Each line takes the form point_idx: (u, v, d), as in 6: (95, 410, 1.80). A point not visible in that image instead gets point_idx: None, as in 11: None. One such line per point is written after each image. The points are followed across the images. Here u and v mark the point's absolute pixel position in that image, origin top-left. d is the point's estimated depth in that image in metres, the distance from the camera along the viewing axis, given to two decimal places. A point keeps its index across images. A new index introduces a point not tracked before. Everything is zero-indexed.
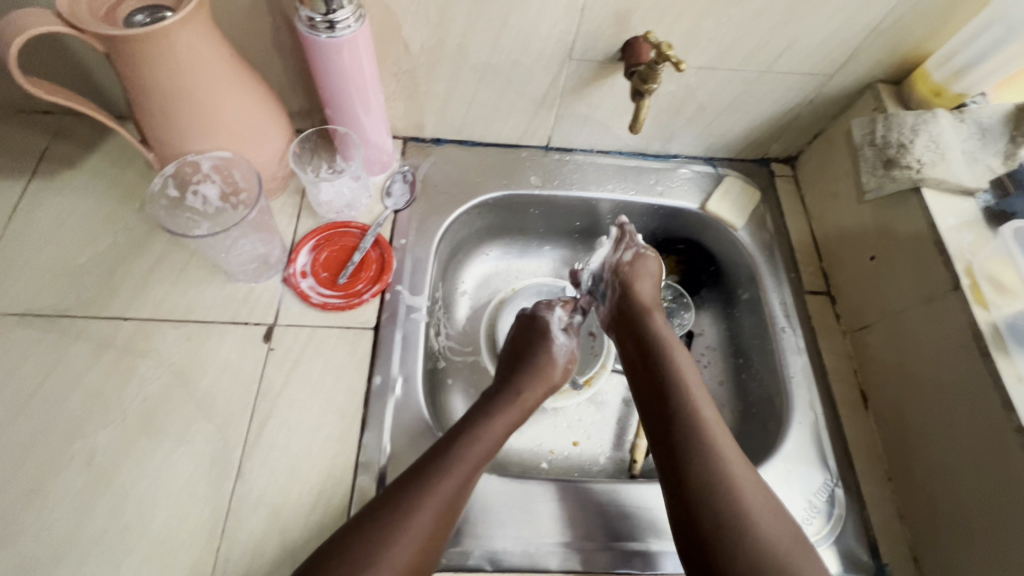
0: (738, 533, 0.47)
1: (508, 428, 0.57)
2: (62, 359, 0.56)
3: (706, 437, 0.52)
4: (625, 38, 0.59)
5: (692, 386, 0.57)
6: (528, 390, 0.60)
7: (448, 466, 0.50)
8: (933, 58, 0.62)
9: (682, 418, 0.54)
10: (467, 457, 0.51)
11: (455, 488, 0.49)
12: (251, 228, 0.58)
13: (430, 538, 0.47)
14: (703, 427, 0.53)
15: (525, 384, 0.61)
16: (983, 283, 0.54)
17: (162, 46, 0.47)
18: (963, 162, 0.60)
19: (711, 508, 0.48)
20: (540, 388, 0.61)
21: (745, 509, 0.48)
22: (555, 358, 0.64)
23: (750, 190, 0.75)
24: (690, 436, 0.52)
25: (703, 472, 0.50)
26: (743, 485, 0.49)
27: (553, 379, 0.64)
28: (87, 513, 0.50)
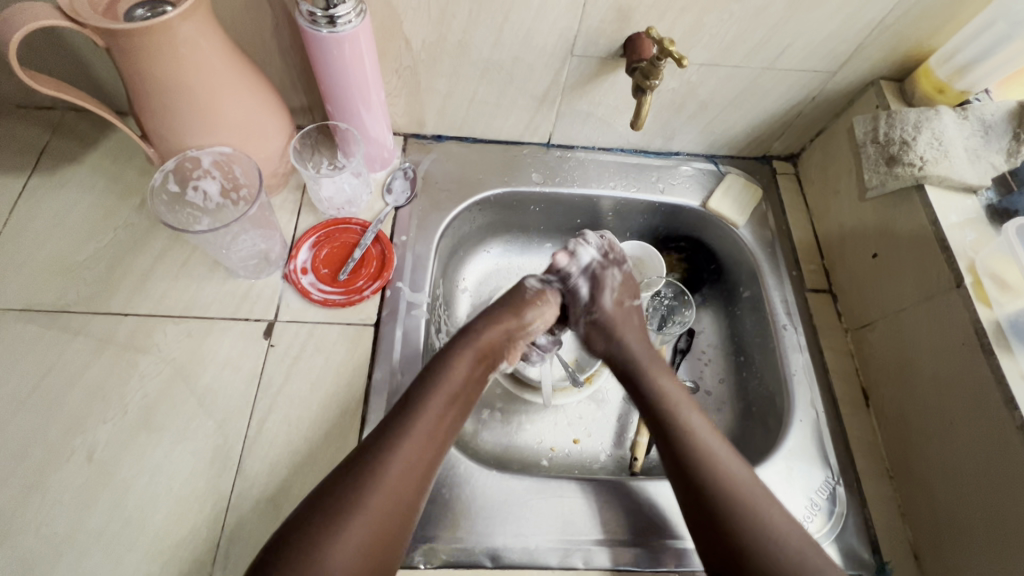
0: (771, 554, 0.47)
1: (471, 365, 0.55)
2: (62, 355, 0.56)
3: (713, 465, 0.51)
4: (627, 35, 0.59)
5: (683, 411, 0.56)
6: (486, 330, 0.58)
7: (415, 413, 0.50)
8: (935, 55, 0.62)
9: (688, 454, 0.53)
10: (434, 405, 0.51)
11: (426, 432, 0.50)
12: (251, 224, 0.58)
13: (409, 484, 0.47)
14: (706, 456, 0.52)
15: (484, 322, 0.59)
16: (986, 280, 0.54)
17: (162, 40, 0.47)
18: (966, 159, 0.60)
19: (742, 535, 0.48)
20: (501, 325, 0.58)
21: (770, 527, 0.48)
22: (524, 298, 0.61)
23: (752, 187, 0.74)
24: (697, 470, 0.51)
25: (723, 502, 0.49)
26: (762, 507, 0.49)
27: (513, 321, 0.59)
28: (87, 509, 0.50)
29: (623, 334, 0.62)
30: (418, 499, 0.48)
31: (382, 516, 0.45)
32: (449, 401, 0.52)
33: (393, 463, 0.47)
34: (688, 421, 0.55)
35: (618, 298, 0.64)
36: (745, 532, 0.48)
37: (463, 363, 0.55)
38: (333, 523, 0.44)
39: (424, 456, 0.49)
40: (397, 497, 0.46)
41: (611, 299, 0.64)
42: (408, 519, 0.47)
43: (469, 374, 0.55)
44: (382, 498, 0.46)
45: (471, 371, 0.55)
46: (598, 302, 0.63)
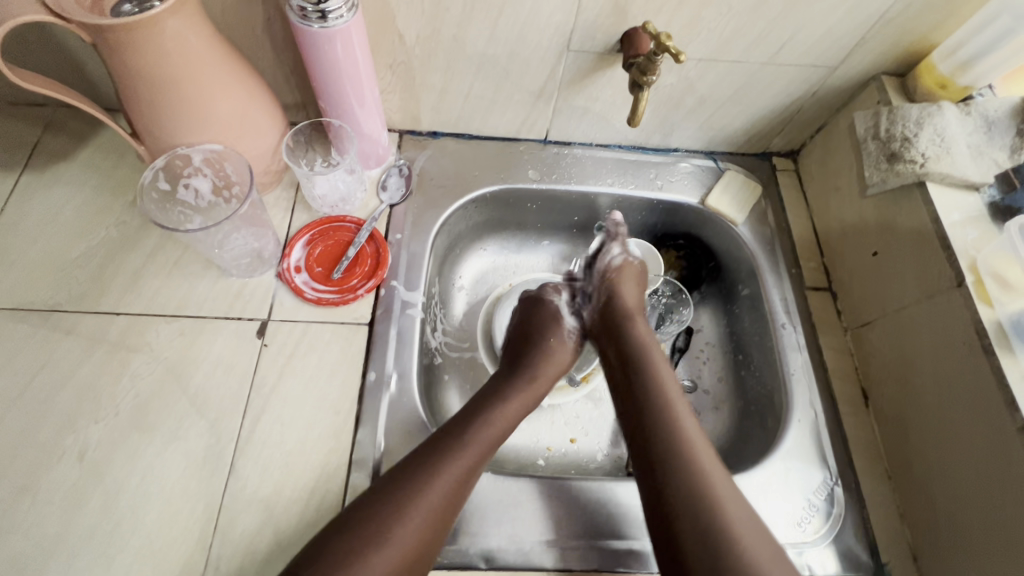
0: (721, 553, 0.43)
1: (523, 408, 0.57)
2: (53, 354, 0.56)
3: (691, 458, 0.48)
4: (624, 29, 0.58)
5: (677, 403, 0.53)
6: (541, 370, 0.60)
7: (454, 450, 0.49)
8: (938, 49, 0.61)
9: (665, 438, 0.50)
10: (477, 442, 0.51)
11: (462, 471, 0.49)
12: (243, 222, 0.57)
13: (437, 518, 0.46)
14: (683, 445, 0.49)
15: (536, 363, 0.60)
16: (987, 279, 0.53)
17: (150, 35, 0.46)
18: (969, 156, 0.59)
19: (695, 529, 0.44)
20: (555, 366, 0.61)
21: (727, 529, 0.44)
22: (562, 343, 0.63)
23: (752, 184, 0.74)
24: (672, 456, 0.49)
25: (686, 493, 0.46)
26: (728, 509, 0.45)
27: (560, 364, 0.62)
28: (79, 509, 0.50)
29: (622, 299, 0.64)
30: (443, 531, 0.47)
31: (406, 549, 0.45)
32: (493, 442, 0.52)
33: (424, 494, 0.46)
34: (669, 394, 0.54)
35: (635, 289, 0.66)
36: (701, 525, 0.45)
37: (515, 405, 0.56)
38: (355, 551, 0.43)
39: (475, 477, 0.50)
40: (428, 533, 0.46)
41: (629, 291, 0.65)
42: (428, 549, 0.46)
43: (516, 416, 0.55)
44: (409, 530, 0.45)
45: (517, 415, 0.56)
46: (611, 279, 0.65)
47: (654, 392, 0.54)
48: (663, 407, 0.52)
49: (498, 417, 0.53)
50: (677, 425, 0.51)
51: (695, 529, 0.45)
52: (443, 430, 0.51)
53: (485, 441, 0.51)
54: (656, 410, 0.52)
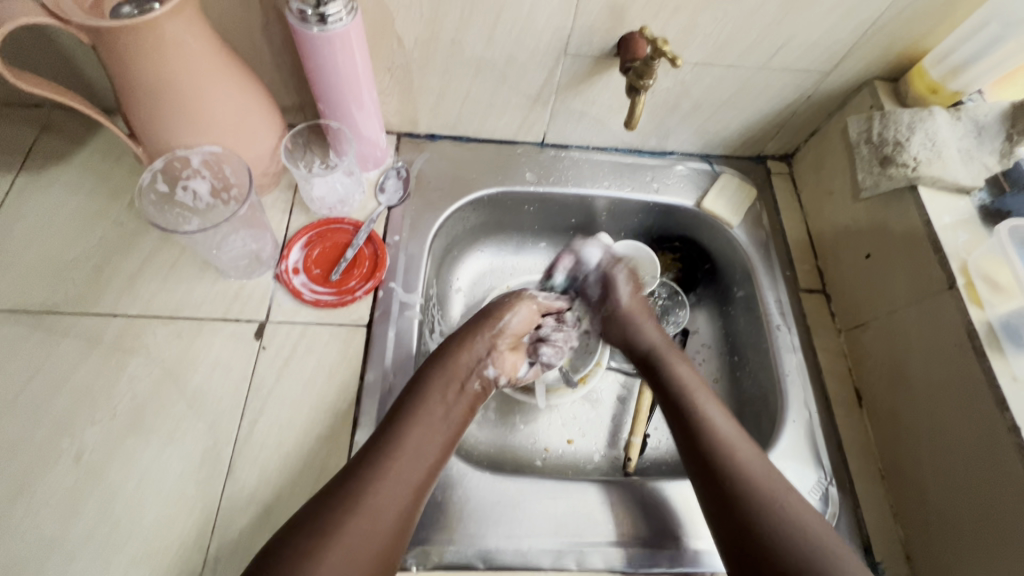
0: (793, 551, 0.46)
1: (444, 397, 0.54)
2: (49, 356, 0.56)
3: (733, 456, 0.51)
4: (621, 33, 0.59)
5: (703, 400, 0.57)
6: (454, 355, 0.57)
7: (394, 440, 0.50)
8: (929, 55, 0.62)
9: (708, 441, 0.53)
10: (412, 430, 0.51)
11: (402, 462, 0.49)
12: (242, 224, 0.57)
13: (393, 508, 0.47)
14: (723, 445, 0.52)
15: (449, 350, 0.58)
16: (978, 282, 0.54)
17: (149, 38, 0.47)
18: (960, 160, 0.60)
19: (763, 528, 0.47)
20: (471, 347, 0.59)
21: (786, 516, 0.48)
22: (481, 326, 0.61)
23: (747, 187, 0.74)
24: (718, 456, 0.52)
25: (744, 494, 0.49)
26: (784, 500, 0.49)
27: (480, 345, 0.60)
28: (75, 511, 0.49)
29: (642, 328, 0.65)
30: (408, 521, 0.48)
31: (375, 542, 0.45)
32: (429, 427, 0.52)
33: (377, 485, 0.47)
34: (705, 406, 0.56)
35: (633, 290, 0.67)
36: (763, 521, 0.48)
37: (439, 387, 0.54)
38: (317, 549, 0.43)
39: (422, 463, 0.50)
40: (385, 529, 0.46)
41: (627, 292, 0.67)
42: (400, 538, 0.47)
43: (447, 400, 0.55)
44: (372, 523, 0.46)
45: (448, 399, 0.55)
46: (614, 295, 0.66)
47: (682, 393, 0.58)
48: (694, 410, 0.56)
49: (430, 402, 0.53)
50: (712, 423, 0.54)
51: (770, 531, 0.47)
52: (384, 422, 0.52)
53: (420, 428, 0.51)
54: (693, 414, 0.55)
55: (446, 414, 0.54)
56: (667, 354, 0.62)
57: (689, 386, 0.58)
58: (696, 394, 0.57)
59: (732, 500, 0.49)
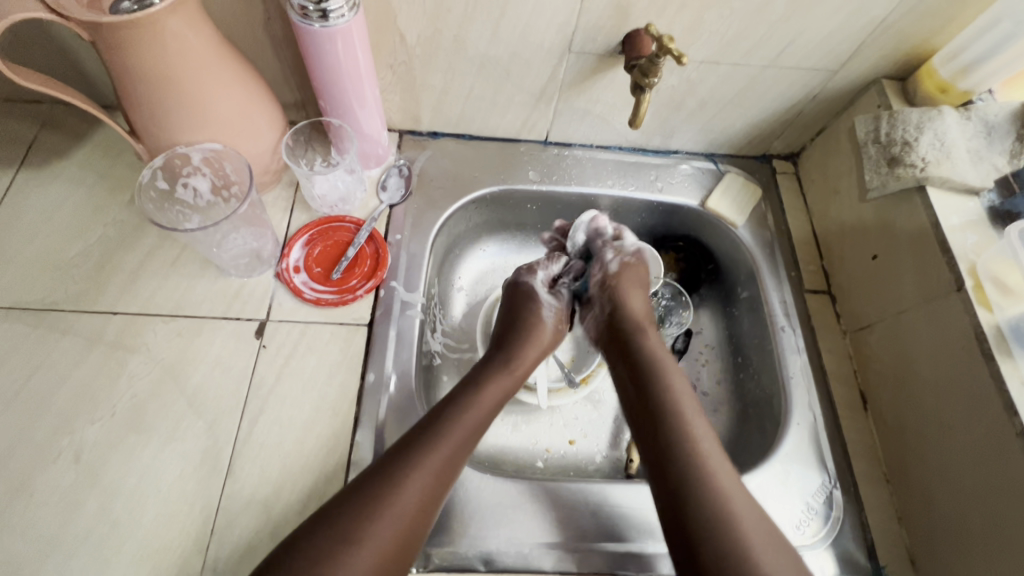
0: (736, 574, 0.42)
1: (499, 396, 0.56)
2: (49, 353, 0.55)
3: (701, 467, 0.48)
4: (626, 30, 0.58)
5: (686, 406, 0.53)
6: (522, 352, 0.60)
7: (436, 440, 0.49)
8: (938, 53, 0.61)
9: (674, 449, 0.50)
10: (454, 432, 0.50)
11: (440, 463, 0.48)
12: (243, 222, 0.57)
13: (420, 510, 0.46)
14: (692, 449, 0.49)
15: (512, 347, 0.61)
16: (987, 284, 0.53)
17: (149, 34, 0.46)
18: (968, 161, 0.59)
19: (710, 543, 0.44)
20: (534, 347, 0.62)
21: (742, 538, 0.44)
22: (544, 320, 0.64)
23: (751, 187, 0.74)
24: (682, 463, 0.49)
25: (697, 505, 0.46)
26: (742, 519, 0.45)
27: (546, 339, 0.63)
28: (75, 509, 0.49)
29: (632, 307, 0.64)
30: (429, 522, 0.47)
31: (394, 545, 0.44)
32: (470, 432, 0.51)
33: (411, 482, 0.46)
34: (685, 408, 0.53)
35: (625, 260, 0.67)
36: (712, 534, 0.44)
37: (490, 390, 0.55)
38: (345, 548, 0.42)
39: (462, 458, 0.50)
40: (412, 527, 0.45)
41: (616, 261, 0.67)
42: (417, 538, 0.46)
43: (495, 403, 0.55)
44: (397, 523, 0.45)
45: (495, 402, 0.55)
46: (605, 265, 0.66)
47: (663, 392, 0.54)
48: (673, 413, 0.52)
49: (478, 404, 0.54)
50: (687, 428, 0.51)
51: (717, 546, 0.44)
52: (425, 420, 0.51)
53: (462, 431, 0.51)
54: (668, 415, 0.52)
55: (494, 412, 0.55)
56: (658, 356, 0.58)
57: (674, 390, 0.54)
58: (679, 398, 0.54)
59: (684, 507, 0.46)
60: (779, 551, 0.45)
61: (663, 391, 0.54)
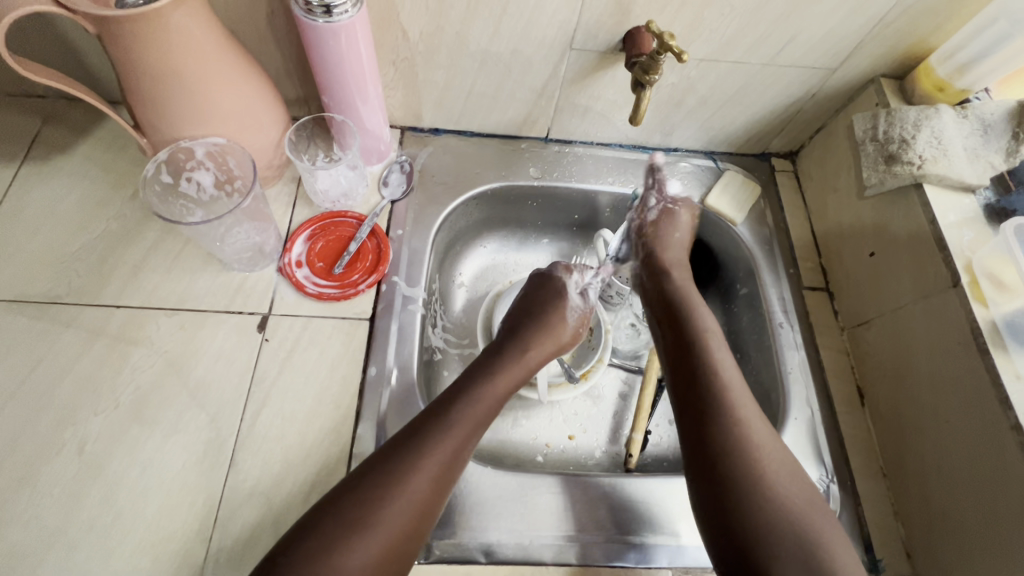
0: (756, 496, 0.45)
1: (509, 385, 0.56)
2: (52, 346, 0.56)
3: (726, 400, 0.50)
4: (627, 28, 0.59)
5: (714, 344, 0.55)
6: (529, 351, 0.60)
7: (442, 431, 0.49)
8: (936, 52, 0.62)
9: (703, 383, 0.51)
10: (461, 426, 0.50)
11: (453, 448, 0.48)
12: (246, 216, 0.57)
13: (425, 503, 0.46)
14: (720, 377, 0.52)
15: (523, 347, 0.60)
16: (983, 280, 0.54)
17: (154, 28, 0.46)
18: (965, 158, 0.59)
19: (730, 467, 0.46)
20: (547, 347, 0.61)
21: (762, 464, 0.47)
22: (565, 321, 0.64)
23: (751, 184, 0.74)
24: (704, 376, 0.52)
25: (719, 424, 0.48)
26: (762, 448, 0.47)
27: (564, 338, 0.64)
28: (78, 501, 0.50)
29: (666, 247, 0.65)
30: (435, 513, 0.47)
31: (399, 538, 0.44)
32: (478, 420, 0.52)
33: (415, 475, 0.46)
34: (712, 341, 0.55)
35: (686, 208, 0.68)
36: (735, 460, 0.47)
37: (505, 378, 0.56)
38: (347, 539, 0.42)
39: (472, 444, 0.51)
40: (415, 521, 0.45)
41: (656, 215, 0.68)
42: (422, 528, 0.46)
43: (502, 399, 0.55)
44: (402, 517, 0.45)
45: (501, 398, 0.55)
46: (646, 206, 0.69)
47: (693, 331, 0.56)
48: (698, 327, 0.56)
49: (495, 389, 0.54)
50: (713, 363, 0.53)
51: (738, 465, 0.46)
52: (432, 413, 0.50)
53: (468, 424, 0.50)
54: (696, 344, 0.55)
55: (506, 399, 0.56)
56: (687, 295, 0.60)
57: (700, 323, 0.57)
58: (709, 332, 0.56)
59: (702, 415, 0.50)
60: (796, 477, 0.47)
61: (693, 327, 0.56)
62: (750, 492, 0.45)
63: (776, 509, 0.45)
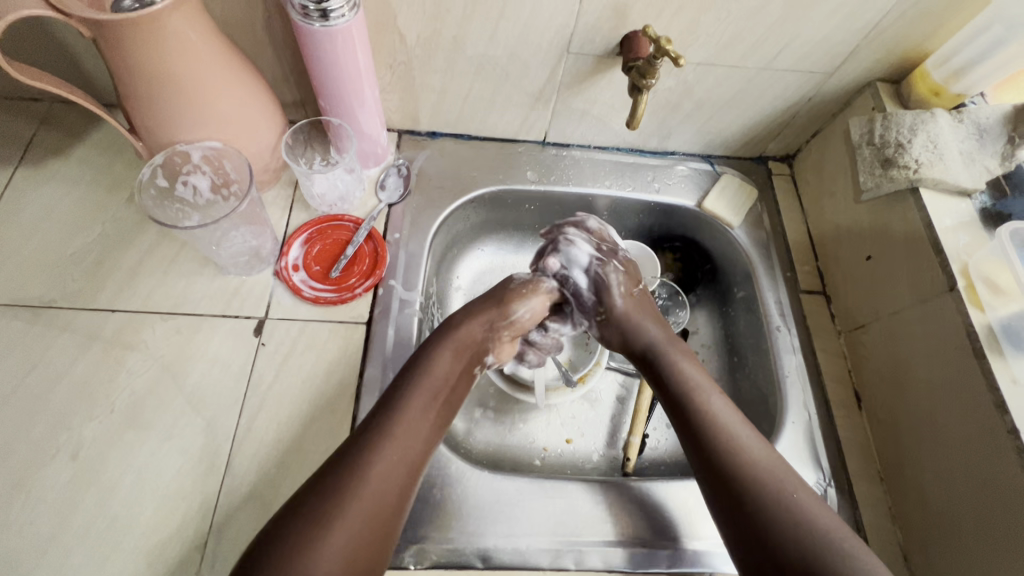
0: (790, 535, 0.44)
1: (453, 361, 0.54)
2: (46, 351, 0.55)
3: (731, 448, 0.49)
4: (624, 32, 0.59)
5: (702, 386, 0.54)
6: (464, 323, 0.56)
7: (395, 418, 0.49)
8: (932, 57, 0.62)
9: (700, 426, 0.51)
10: (414, 407, 0.50)
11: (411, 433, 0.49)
12: (243, 220, 0.57)
13: (397, 486, 0.46)
14: (713, 421, 0.51)
15: (456, 319, 0.56)
16: (979, 284, 0.54)
17: (151, 32, 0.46)
18: (961, 162, 0.60)
19: (759, 510, 0.46)
20: (484, 318, 0.57)
21: (786, 503, 0.46)
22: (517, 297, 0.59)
23: (748, 188, 0.74)
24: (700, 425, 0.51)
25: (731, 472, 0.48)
26: (782, 485, 0.47)
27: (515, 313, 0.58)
28: (72, 506, 0.49)
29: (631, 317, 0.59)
30: (405, 504, 0.47)
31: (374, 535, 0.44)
32: (431, 401, 0.51)
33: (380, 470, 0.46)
34: (701, 387, 0.54)
35: (626, 291, 0.60)
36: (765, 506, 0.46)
37: (444, 358, 0.54)
38: (317, 536, 0.41)
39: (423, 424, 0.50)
40: (385, 515, 0.45)
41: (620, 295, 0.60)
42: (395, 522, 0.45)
43: (452, 371, 0.54)
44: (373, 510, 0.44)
45: (453, 367, 0.54)
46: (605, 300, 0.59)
47: (676, 375, 0.55)
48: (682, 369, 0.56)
49: (434, 370, 0.53)
50: (706, 410, 0.52)
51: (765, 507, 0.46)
52: (384, 400, 0.51)
53: (421, 404, 0.51)
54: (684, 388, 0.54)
55: (450, 374, 0.54)
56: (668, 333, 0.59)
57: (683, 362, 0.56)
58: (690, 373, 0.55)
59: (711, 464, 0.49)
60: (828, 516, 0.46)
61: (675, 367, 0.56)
62: (785, 533, 0.44)
63: (806, 534, 0.44)
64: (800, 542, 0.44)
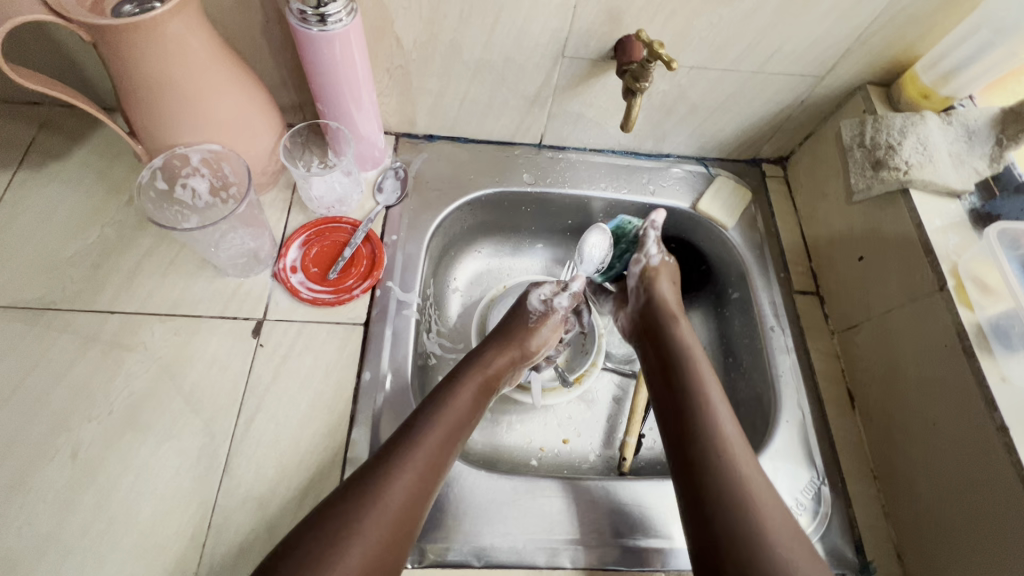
0: (734, 523, 0.47)
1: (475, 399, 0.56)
2: (45, 354, 0.56)
3: (715, 436, 0.52)
4: (619, 37, 0.59)
5: (706, 376, 0.57)
6: (494, 360, 0.60)
7: (413, 442, 0.50)
8: (921, 60, 0.63)
9: (693, 409, 0.54)
10: (432, 433, 0.51)
11: (427, 456, 0.49)
12: (241, 221, 0.57)
13: (410, 506, 0.47)
14: (706, 408, 0.54)
15: (487, 354, 0.61)
16: (968, 283, 0.55)
17: (150, 37, 0.47)
18: (950, 164, 0.61)
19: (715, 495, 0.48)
20: (508, 355, 0.61)
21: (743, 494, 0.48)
22: (534, 331, 0.64)
23: (741, 190, 0.75)
24: (693, 407, 0.54)
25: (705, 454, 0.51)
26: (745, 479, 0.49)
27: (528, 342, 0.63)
28: (71, 507, 0.50)
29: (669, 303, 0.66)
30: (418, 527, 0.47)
31: (378, 547, 0.44)
32: (450, 431, 0.52)
33: (392, 485, 0.47)
34: (705, 377, 0.57)
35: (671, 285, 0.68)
36: (728, 511, 0.47)
37: (468, 392, 0.56)
38: (329, 550, 0.42)
39: (446, 453, 0.51)
40: (391, 530, 0.45)
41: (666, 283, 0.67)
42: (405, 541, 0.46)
43: (473, 404, 0.56)
44: (381, 523, 0.45)
45: (474, 400, 0.56)
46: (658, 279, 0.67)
47: (692, 373, 0.57)
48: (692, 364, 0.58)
49: (455, 402, 0.54)
50: (709, 401, 0.55)
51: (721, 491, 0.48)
52: (404, 425, 0.52)
53: (439, 431, 0.51)
54: (688, 378, 0.57)
55: (471, 411, 0.55)
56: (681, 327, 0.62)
57: (694, 355, 0.59)
58: (701, 366, 0.58)
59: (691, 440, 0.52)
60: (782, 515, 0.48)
61: (686, 359, 0.59)
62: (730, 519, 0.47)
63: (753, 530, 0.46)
64: (740, 539, 0.46)
